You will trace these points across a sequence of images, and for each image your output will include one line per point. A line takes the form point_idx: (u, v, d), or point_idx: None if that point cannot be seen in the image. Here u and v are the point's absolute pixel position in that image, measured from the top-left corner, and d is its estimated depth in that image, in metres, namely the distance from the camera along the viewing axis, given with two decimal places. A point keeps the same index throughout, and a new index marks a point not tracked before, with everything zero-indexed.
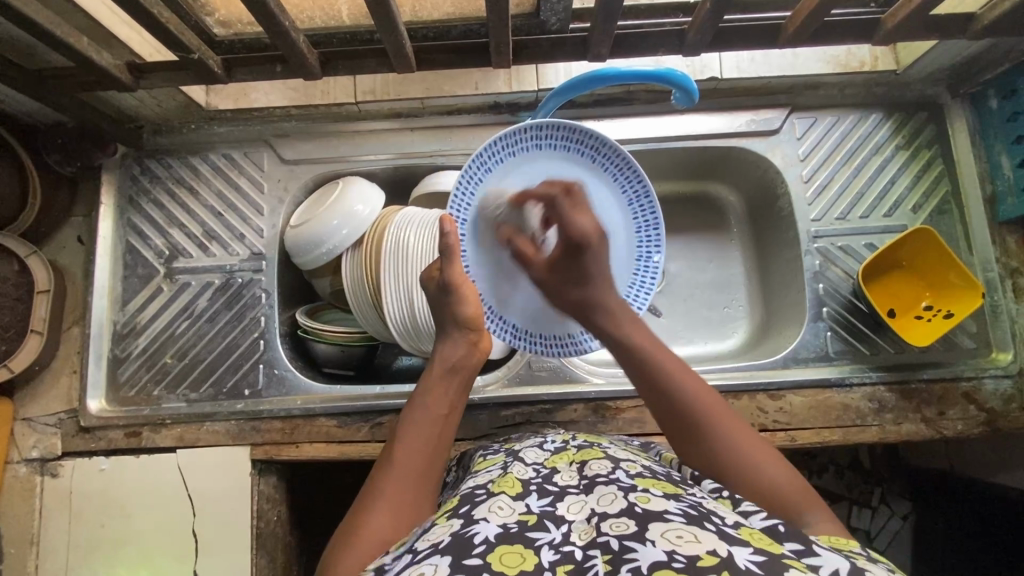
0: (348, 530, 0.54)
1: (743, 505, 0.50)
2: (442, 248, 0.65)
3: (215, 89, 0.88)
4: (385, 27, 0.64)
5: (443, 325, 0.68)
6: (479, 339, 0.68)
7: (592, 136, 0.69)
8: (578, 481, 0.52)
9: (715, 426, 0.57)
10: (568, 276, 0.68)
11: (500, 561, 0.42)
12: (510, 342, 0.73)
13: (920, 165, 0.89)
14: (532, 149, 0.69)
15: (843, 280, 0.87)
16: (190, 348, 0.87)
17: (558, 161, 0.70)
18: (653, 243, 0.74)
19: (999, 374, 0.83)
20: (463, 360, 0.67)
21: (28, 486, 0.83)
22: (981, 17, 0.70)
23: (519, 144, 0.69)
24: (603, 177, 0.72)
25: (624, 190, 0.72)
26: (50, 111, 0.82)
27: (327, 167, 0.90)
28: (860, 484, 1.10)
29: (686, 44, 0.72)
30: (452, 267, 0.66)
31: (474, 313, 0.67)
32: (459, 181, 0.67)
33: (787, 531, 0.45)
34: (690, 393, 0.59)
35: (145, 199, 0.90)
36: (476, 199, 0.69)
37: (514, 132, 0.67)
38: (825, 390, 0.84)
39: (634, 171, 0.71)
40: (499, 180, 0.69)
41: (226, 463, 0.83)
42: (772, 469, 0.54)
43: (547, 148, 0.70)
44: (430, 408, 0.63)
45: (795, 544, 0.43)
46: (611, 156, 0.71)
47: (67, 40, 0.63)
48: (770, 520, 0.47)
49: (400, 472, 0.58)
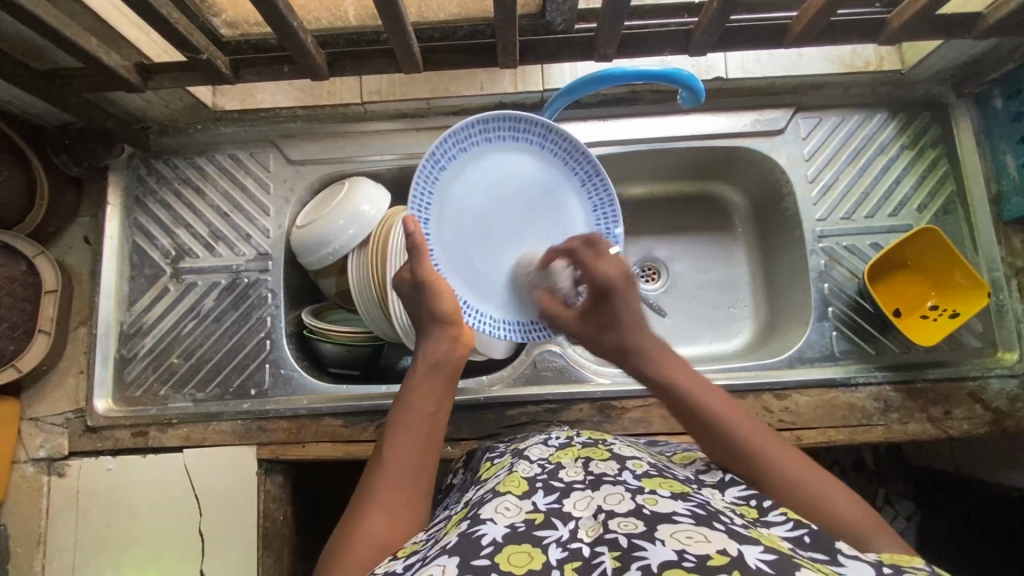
0: (344, 533, 0.54)
1: (768, 515, 0.49)
2: (409, 248, 0.65)
3: (222, 90, 0.88)
4: (393, 27, 0.65)
5: (421, 321, 0.68)
6: (460, 334, 0.68)
7: (539, 124, 0.71)
8: (584, 477, 0.52)
9: (777, 464, 0.54)
10: (598, 324, 0.68)
11: (509, 562, 0.42)
12: (491, 332, 0.73)
13: (925, 165, 0.89)
14: (483, 143, 0.71)
15: (849, 280, 0.87)
16: (196, 348, 0.87)
17: (509, 151, 0.72)
18: (611, 220, 0.74)
19: (1005, 373, 0.83)
20: (448, 356, 0.67)
21: (35, 485, 0.84)
22: (987, 17, 0.70)
23: (469, 139, 0.70)
24: (554, 162, 0.73)
25: (574, 172, 0.74)
26: (58, 113, 0.83)
27: (333, 167, 0.90)
28: (864, 485, 1.09)
29: (692, 44, 0.72)
30: (422, 263, 0.65)
31: (451, 307, 0.67)
32: (416, 181, 0.68)
33: (813, 542, 0.45)
34: (747, 434, 0.57)
35: (152, 200, 0.90)
36: (435, 198, 0.70)
37: (463, 128, 0.68)
38: (831, 389, 0.84)
39: (583, 154, 0.72)
40: (455, 175, 0.70)
41: (232, 463, 0.83)
42: (842, 499, 0.52)
43: (497, 140, 0.71)
44: (418, 408, 0.63)
45: (820, 555, 0.43)
46: (558, 141, 0.72)
47: (76, 40, 0.63)
48: (797, 531, 0.47)
49: (393, 473, 0.58)
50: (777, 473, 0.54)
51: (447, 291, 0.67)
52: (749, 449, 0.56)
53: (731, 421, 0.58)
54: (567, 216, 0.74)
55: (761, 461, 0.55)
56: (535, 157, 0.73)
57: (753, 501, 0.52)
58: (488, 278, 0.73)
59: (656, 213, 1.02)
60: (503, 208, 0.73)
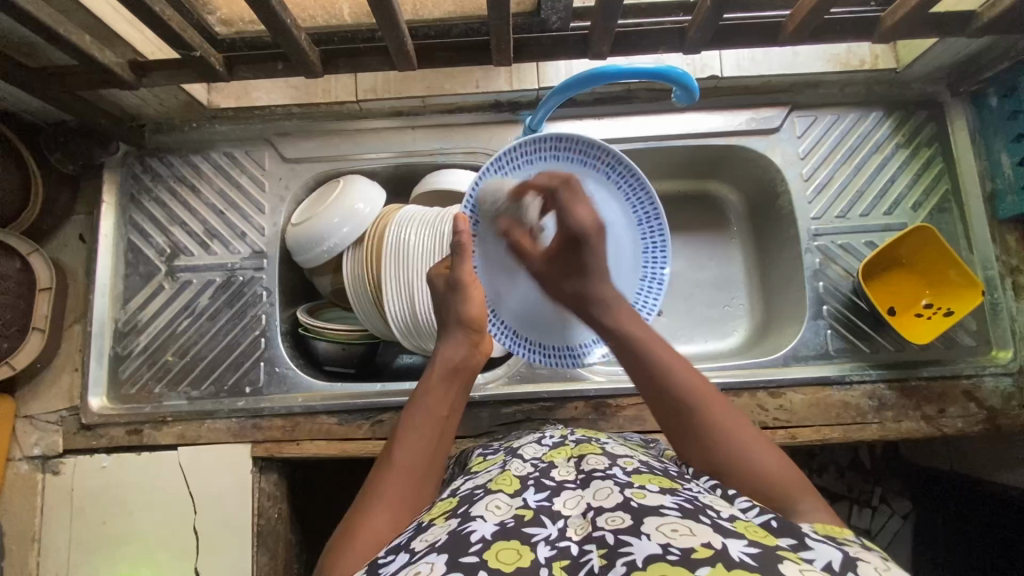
0: (348, 530, 0.54)
1: (738, 502, 0.50)
2: (453, 246, 0.67)
3: (217, 87, 0.88)
4: (386, 24, 0.65)
5: (445, 324, 0.69)
6: (479, 340, 0.69)
7: (609, 153, 0.70)
8: (575, 476, 0.52)
9: (712, 419, 0.57)
10: (563, 269, 0.69)
11: (496, 559, 0.42)
12: (510, 347, 0.75)
13: (921, 163, 0.89)
14: (551, 159, 0.71)
15: (844, 278, 0.87)
16: (191, 346, 0.87)
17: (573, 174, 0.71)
18: (659, 265, 0.75)
19: (999, 371, 0.83)
20: (465, 361, 0.68)
21: (29, 483, 0.84)
22: (981, 15, 0.70)
23: (538, 152, 0.70)
24: (617, 194, 0.73)
25: (635, 210, 0.74)
26: (52, 110, 0.83)
27: (329, 165, 0.90)
28: (861, 483, 1.10)
29: (687, 42, 0.72)
30: (464, 267, 0.68)
31: (478, 314, 0.68)
32: (476, 181, 0.69)
33: (782, 527, 0.45)
34: (689, 385, 0.60)
35: (147, 197, 0.90)
36: (490, 202, 0.71)
37: (533, 141, 0.69)
38: (826, 387, 0.84)
39: (648, 195, 0.72)
40: (515, 184, 0.71)
41: (227, 461, 0.83)
42: (766, 457, 0.55)
43: (565, 159, 0.71)
44: (431, 410, 0.64)
45: (790, 540, 0.43)
46: (625, 175, 0.71)
47: (68, 36, 0.63)
48: (765, 516, 0.47)
49: (400, 472, 0.58)
50: (709, 423, 0.57)
51: (480, 299, 0.69)
52: (688, 397, 0.59)
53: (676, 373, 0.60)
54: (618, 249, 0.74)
55: (701, 412, 0.58)
56: (602, 184, 0.72)
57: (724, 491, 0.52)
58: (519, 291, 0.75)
59: None
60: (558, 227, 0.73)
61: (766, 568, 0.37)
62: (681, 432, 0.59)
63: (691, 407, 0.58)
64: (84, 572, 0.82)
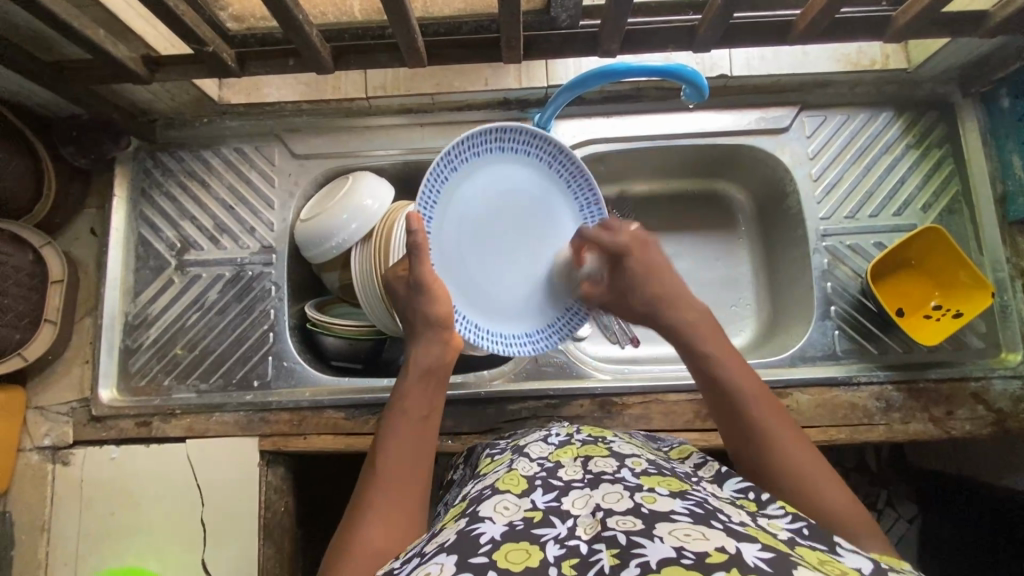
0: (338, 545, 0.54)
1: (767, 508, 0.50)
2: (410, 246, 0.65)
3: (227, 83, 0.88)
4: (397, 21, 0.65)
5: (414, 326, 0.68)
6: (451, 338, 0.68)
7: (550, 144, 0.76)
8: (582, 476, 0.52)
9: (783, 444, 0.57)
10: (623, 287, 0.72)
11: (506, 559, 0.43)
12: (477, 340, 0.74)
13: (930, 165, 0.89)
14: (495, 152, 0.74)
15: (852, 279, 0.87)
16: (200, 340, 0.88)
17: (517, 164, 0.76)
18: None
19: (1008, 374, 0.83)
20: (439, 361, 0.67)
21: (40, 473, 0.85)
22: (994, 15, 0.70)
23: (484, 146, 0.73)
24: (556, 180, 0.78)
25: (574, 196, 0.79)
26: (65, 104, 0.83)
27: (338, 162, 0.91)
28: (867, 486, 1.09)
29: (696, 40, 0.72)
30: (424, 266, 0.66)
31: (445, 312, 0.68)
32: (428, 178, 0.69)
33: (812, 534, 0.46)
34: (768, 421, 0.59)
35: (157, 192, 0.91)
36: (443, 196, 0.71)
37: (480, 134, 0.72)
38: (832, 388, 0.83)
39: (586, 178, 0.78)
40: (463, 177, 0.73)
41: (234, 454, 0.84)
42: (830, 483, 0.55)
43: (509, 151, 0.75)
44: (409, 414, 0.64)
45: (819, 545, 0.45)
46: (564, 163, 0.77)
47: (82, 31, 0.64)
48: (797, 523, 0.47)
49: (387, 483, 0.58)
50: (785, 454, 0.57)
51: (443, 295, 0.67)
52: (755, 422, 0.59)
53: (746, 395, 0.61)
54: (560, 229, 0.79)
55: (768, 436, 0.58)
56: (538, 173, 0.77)
57: (751, 494, 0.52)
58: (479, 283, 0.76)
59: (660, 210, 1.02)
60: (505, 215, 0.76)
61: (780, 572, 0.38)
62: (750, 454, 0.59)
63: (758, 432, 0.59)
64: (94, 561, 0.83)
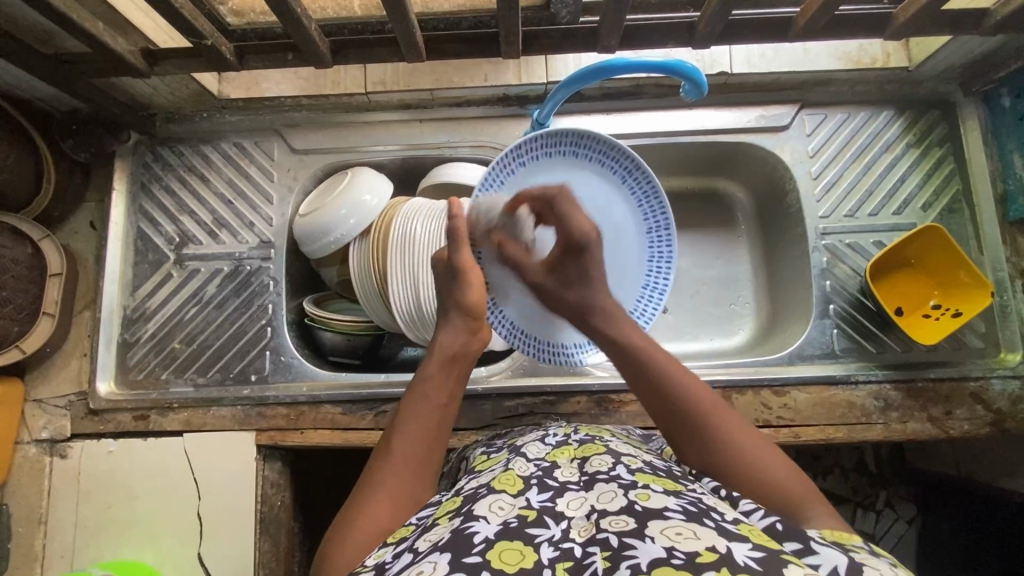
0: (347, 515, 0.54)
1: (740, 505, 0.50)
2: (449, 232, 0.68)
3: (227, 78, 0.89)
4: (396, 15, 0.65)
5: (445, 310, 0.69)
6: (480, 329, 0.69)
7: (627, 157, 0.72)
8: (578, 478, 0.52)
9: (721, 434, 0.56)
10: (564, 279, 0.70)
11: (499, 559, 0.42)
12: (504, 335, 0.77)
13: (931, 164, 0.88)
14: (569, 155, 0.72)
15: (851, 279, 0.87)
16: (198, 334, 0.88)
17: (590, 173, 0.73)
18: (662, 275, 0.77)
19: (1008, 374, 0.82)
20: (463, 349, 0.67)
21: (37, 466, 0.85)
22: (995, 13, 0.70)
23: (557, 147, 0.71)
24: (629, 197, 0.74)
25: (646, 219, 0.75)
26: (65, 97, 0.83)
27: (337, 157, 0.91)
28: (866, 486, 1.09)
29: (695, 37, 0.72)
30: (463, 252, 0.68)
31: (477, 302, 0.68)
32: (492, 167, 0.70)
33: (785, 530, 0.45)
34: (699, 404, 0.58)
35: (157, 186, 0.91)
36: (506, 187, 0.72)
37: (554, 135, 0.70)
38: (830, 387, 0.83)
39: (659, 200, 0.74)
40: (530, 174, 0.72)
41: (231, 448, 0.84)
42: (773, 462, 0.54)
43: (584, 157, 0.72)
44: (430, 397, 0.63)
45: (795, 544, 0.43)
46: (639, 180, 0.73)
47: (83, 25, 0.64)
48: (768, 519, 0.46)
49: (398, 464, 0.58)
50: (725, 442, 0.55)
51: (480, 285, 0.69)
52: (693, 416, 0.57)
53: (677, 387, 0.59)
54: (624, 249, 0.76)
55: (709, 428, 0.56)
56: (615, 189, 0.74)
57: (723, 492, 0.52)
58: None
59: None
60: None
61: (770, 572, 0.37)
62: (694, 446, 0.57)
63: (698, 423, 0.57)
64: (90, 554, 0.83)
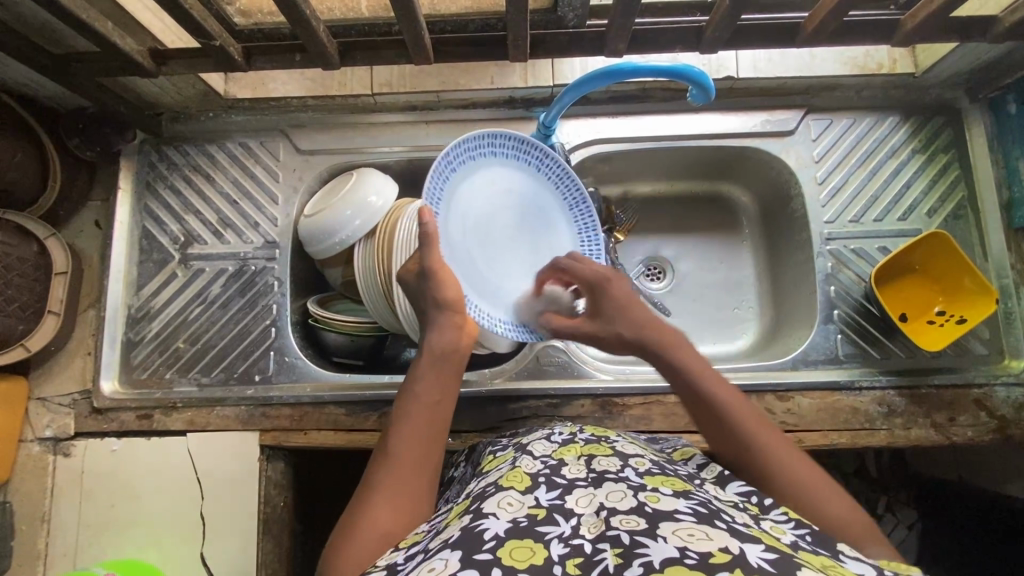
0: (351, 518, 0.54)
1: (770, 513, 0.49)
2: (422, 237, 0.66)
3: (234, 78, 0.88)
4: (404, 17, 0.65)
5: (426, 312, 0.68)
6: (465, 324, 0.68)
7: (538, 149, 0.79)
8: (585, 475, 0.52)
9: (785, 464, 0.55)
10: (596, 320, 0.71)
11: (510, 556, 0.42)
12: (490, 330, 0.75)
13: (936, 170, 0.88)
14: (488, 155, 0.76)
15: (856, 284, 0.87)
16: (202, 334, 0.88)
17: (505, 167, 0.78)
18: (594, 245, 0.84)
19: (1011, 381, 0.82)
20: (453, 346, 0.66)
21: (41, 464, 0.85)
22: (1003, 20, 0.70)
23: (478, 149, 0.75)
24: (544, 182, 0.81)
25: (565, 197, 0.83)
26: (72, 96, 0.83)
27: (342, 158, 0.91)
28: (868, 491, 1.09)
29: (704, 42, 0.72)
30: (432, 255, 0.66)
31: (456, 296, 0.67)
32: (432, 177, 0.69)
33: (816, 539, 0.45)
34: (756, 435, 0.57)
35: (162, 185, 0.91)
36: (445, 195, 0.72)
37: (476, 139, 0.74)
38: (835, 392, 0.83)
39: (573, 180, 0.81)
40: (461, 179, 0.74)
41: (235, 448, 0.84)
42: (834, 493, 0.53)
43: (501, 155, 0.78)
44: (422, 398, 0.62)
45: (823, 550, 0.44)
46: (551, 165, 0.81)
47: (92, 24, 0.64)
48: (800, 529, 0.47)
49: (397, 465, 0.58)
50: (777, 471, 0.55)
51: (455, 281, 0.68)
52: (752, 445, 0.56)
53: (734, 410, 0.58)
54: (550, 227, 0.82)
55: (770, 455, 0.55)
56: (528, 177, 0.80)
57: (755, 499, 0.51)
58: (483, 279, 0.77)
59: (663, 212, 1.02)
60: (505, 215, 0.79)
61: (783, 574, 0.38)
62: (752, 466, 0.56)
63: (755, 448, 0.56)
64: (92, 553, 0.83)
